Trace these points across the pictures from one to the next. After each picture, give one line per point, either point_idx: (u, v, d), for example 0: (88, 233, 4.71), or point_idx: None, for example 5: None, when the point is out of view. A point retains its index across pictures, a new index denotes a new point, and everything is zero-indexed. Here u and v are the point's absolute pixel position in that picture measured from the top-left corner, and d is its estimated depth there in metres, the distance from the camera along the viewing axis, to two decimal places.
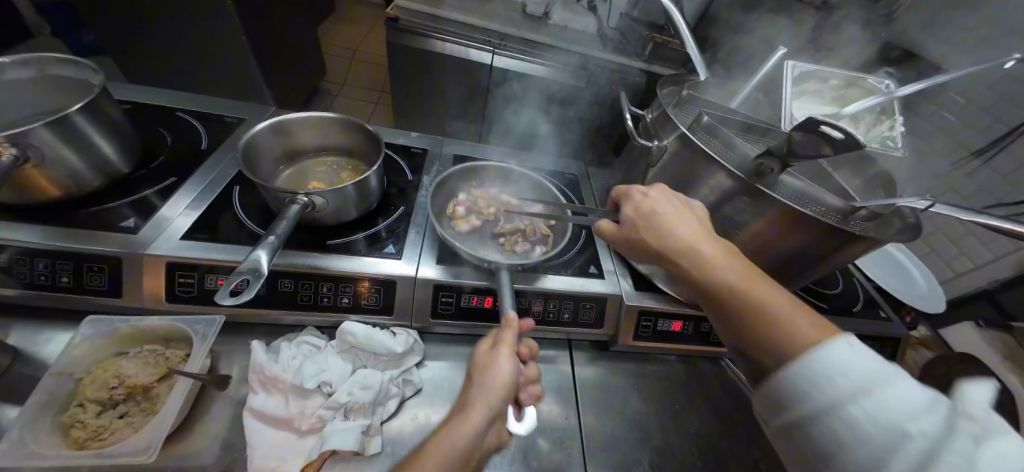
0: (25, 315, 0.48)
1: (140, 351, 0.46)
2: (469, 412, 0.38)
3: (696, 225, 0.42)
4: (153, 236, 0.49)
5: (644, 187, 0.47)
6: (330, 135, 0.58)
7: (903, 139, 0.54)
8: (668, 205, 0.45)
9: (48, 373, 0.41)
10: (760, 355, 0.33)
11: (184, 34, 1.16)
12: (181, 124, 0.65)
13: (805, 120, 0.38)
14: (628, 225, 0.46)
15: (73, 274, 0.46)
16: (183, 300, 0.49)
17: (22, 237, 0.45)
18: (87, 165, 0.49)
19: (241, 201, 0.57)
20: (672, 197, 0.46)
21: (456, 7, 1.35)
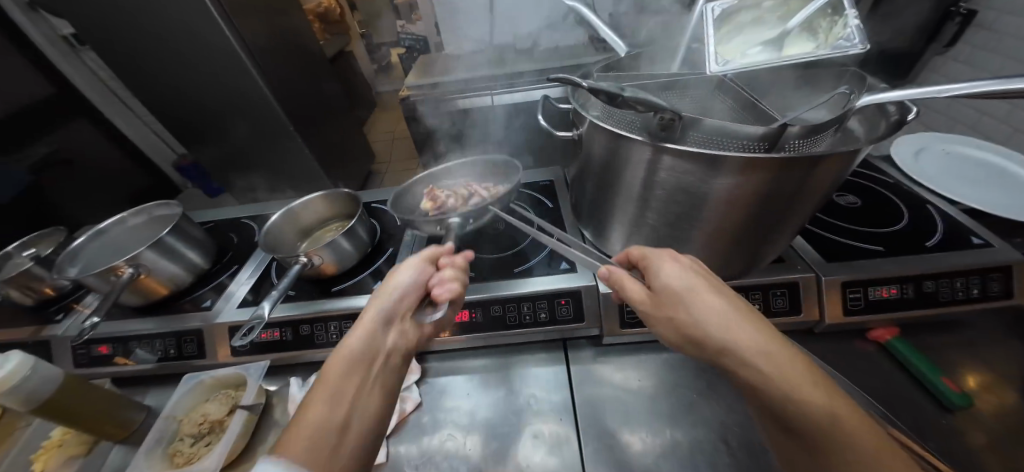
0: (156, 382, 0.68)
1: (218, 395, 0.61)
2: (362, 322, 0.46)
3: (743, 312, 0.40)
4: (220, 309, 0.66)
5: (678, 264, 0.45)
6: (327, 206, 0.73)
7: (860, 32, 0.46)
8: (712, 289, 0.42)
9: (163, 415, 0.58)
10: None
11: (264, 161, 1.50)
12: (243, 225, 0.86)
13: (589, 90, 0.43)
14: (669, 305, 0.43)
15: (177, 347, 0.65)
16: (242, 353, 0.64)
17: (146, 326, 0.65)
18: (181, 268, 0.70)
19: (277, 272, 0.73)
20: (709, 276, 0.44)
21: (456, 68, 1.52)
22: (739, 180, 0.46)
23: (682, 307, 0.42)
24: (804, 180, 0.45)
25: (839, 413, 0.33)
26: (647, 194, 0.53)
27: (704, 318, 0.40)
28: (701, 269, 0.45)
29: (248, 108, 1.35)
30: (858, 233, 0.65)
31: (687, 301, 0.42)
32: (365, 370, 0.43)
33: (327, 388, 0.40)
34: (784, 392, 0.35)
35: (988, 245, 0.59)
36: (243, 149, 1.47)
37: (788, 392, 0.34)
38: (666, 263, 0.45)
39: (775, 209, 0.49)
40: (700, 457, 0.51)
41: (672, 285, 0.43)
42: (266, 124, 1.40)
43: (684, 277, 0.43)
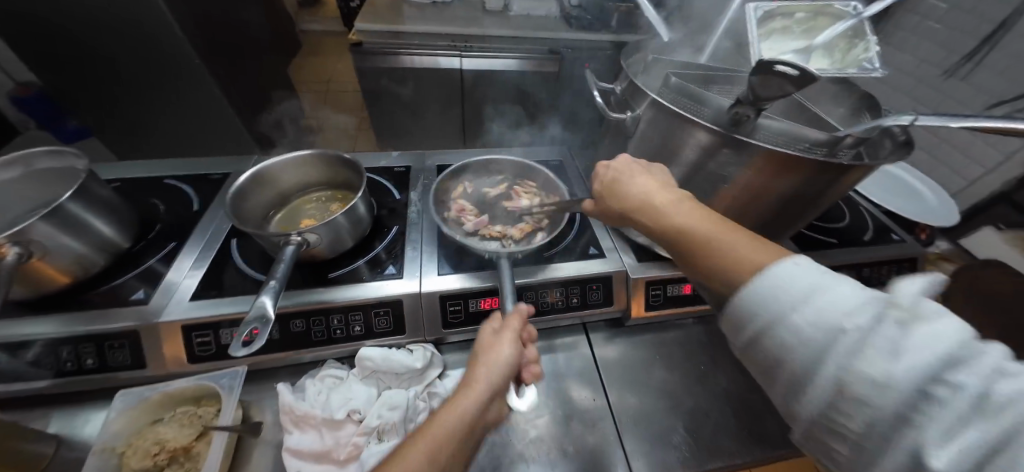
0: (65, 400, 0.51)
1: (175, 414, 0.47)
2: (473, 386, 0.41)
3: (650, 179, 0.46)
4: (164, 303, 0.50)
5: (607, 162, 0.50)
6: (311, 171, 0.60)
7: (881, 59, 0.52)
8: (631, 170, 0.48)
9: (93, 450, 0.43)
10: (714, 282, 0.36)
11: (165, 105, 1.19)
12: (169, 189, 0.66)
13: (760, 63, 0.38)
14: (601, 197, 0.50)
15: (98, 355, 0.48)
16: (204, 359, 0.50)
17: (42, 328, 0.47)
18: (87, 244, 0.50)
19: (241, 252, 0.57)
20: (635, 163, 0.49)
21: (417, 18, 1.39)
22: (776, 177, 0.47)
23: (615, 189, 0.47)
24: (831, 186, 0.48)
25: (726, 239, 0.36)
26: (692, 180, 0.53)
27: (624, 184, 0.47)
28: (640, 161, 0.49)
29: (145, 37, 1.05)
30: (821, 227, 0.76)
31: (616, 185, 0.48)
32: (466, 436, 0.39)
33: (433, 443, 0.36)
34: (676, 228, 0.40)
35: (904, 240, 0.73)
36: (134, 93, 1.15)
37: (680, 227, 0.39)
38: (612, 159, 0.50)
39: (793, 209, 0.52)
40: (723, 427, 0.55)
41: (609, 173, 0.49)
42: (172, 64, 1.11)
43: (607, 169, 0.50)
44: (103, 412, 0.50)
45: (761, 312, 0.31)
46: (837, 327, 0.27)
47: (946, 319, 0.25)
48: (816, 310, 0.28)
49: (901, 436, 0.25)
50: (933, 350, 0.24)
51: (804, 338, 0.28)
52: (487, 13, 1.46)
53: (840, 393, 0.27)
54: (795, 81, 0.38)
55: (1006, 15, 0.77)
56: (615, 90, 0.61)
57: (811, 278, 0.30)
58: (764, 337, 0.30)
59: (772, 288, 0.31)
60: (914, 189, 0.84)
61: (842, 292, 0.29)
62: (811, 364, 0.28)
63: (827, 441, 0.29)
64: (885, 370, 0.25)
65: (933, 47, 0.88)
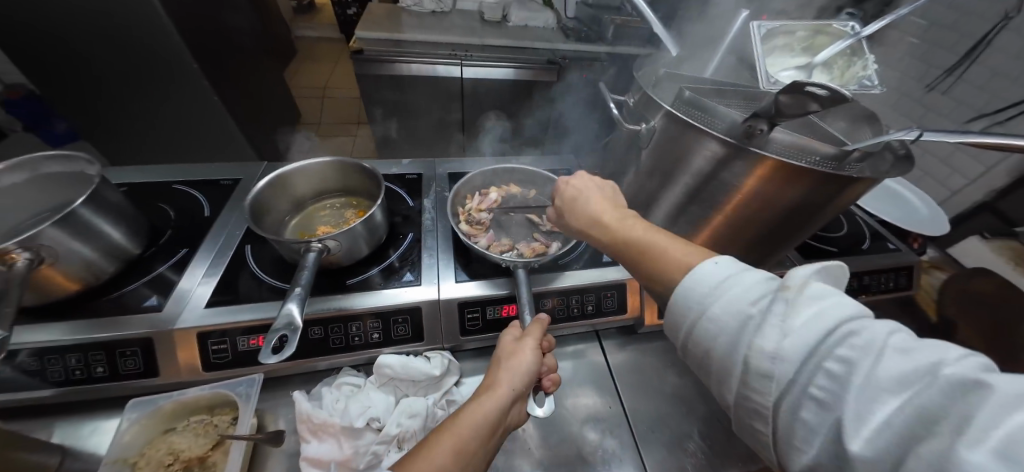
0: (68, 410, 0.49)
1: (188, 424, 0.46)
2: (497, 389, 0.41)
3: (595, 189, 0.47)
4: (178, 310, 0.49)
5: (565, 177, 0.50)
6: (327, 178, 0.60)
7: (879, 75, 0.54)
8: (583, 182, 0.49)
9: (104, 462, 0.41)
10: (658, 288, 0.37)
11: (160, 110, 1.18)
12: (178, 194, 0.65)
13: (791, 83, 0.39)
14: (557, 212, 0.50)
15: (108, 363, 0.47)
16: (219, 366, 0.49)
17: (51, 336, 0.46)
18: (98, 250, 0.49)
19: (256, 258, 0.56)
20: (584, 178, 0.51)
21: (417, 27, 1.40)
22: (785, 187, 0.48)
23: (573, 206, 0.46)
24: (836, 196, 0.48)
25: (662, 242, 0.37)
26: (702, 189, 0.54)
27: (573, 196, 0.48)
28: (599, 179, 0.48)
29: (143, 40, 1.04)
30: (822, 235, 0.78)
31: (573, 202, 0.47)
32: (489, 437, 0.39)
33: (457, 440, 0.37)
34: (620, 239, 0.41)
35: (899, 248, 0.76)
36: (130, 97, 1.14)
37: (623, 238, 0.40)
38: (571, 175, 0.49)
39: (797, 218, 0.52)
40: (734, 432, 0.56)
41: (568, 190, 0.48)
42: (170, 68, 1.10)
43: (567, 185, 0.49)
44: (109, 424, 0.49)
45: (690, 307, 0.33)
46: (745, 313, 0.30)
47: (832, 299, 0.28)
48: (728, 302, 0.31)
49: (808, 412, 0.26)
50: (816, 327, 0.27)
51: (721, 327, 0.31)
52: (486, 23, 1.48)
53: (749, 370, 0.29)
54: (821, 102, 0.39)
55: (985, 32, 0.80)
56: (627, 102, 0.63)
57: (723, 275, 0.32)
58: (693, 329, 0.32)
59: (696, 285, 0.33)
60: (907, 201, 0.87)
61: (749, 282, 0.31)
62: (728, 349, 0.30)
63: (754, 427, 0.30)
64: (776, 346, 0.27)
65: (916, 63, 0.92)
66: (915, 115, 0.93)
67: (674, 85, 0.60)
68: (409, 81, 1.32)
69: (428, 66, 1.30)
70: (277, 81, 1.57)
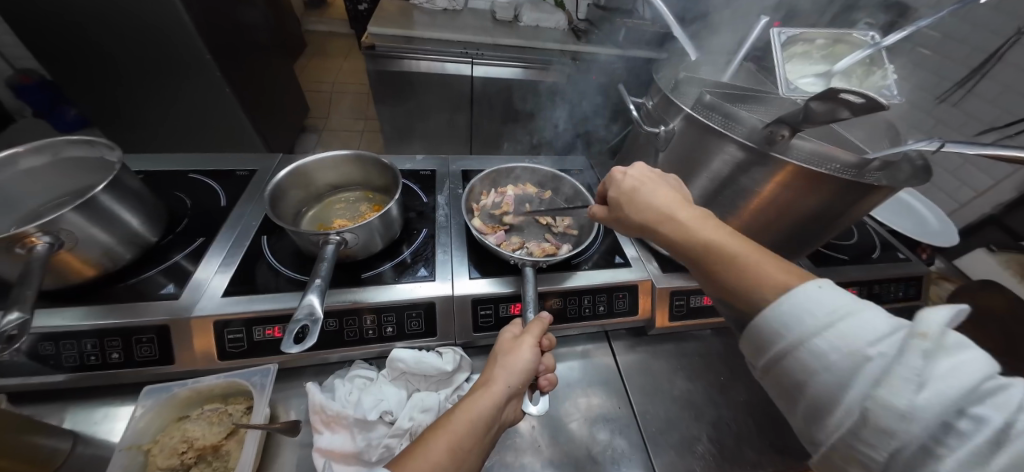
0: (80, 396, 0.49)
1: (202, 412, 0.46)
2: (491, 387, 0.41)
3: (669, 191, 0.45)
4: (195, 299, 0.49)
5: (623, 167, 0.49)
6: (343, 172, 0.60)
7: (898, 86, 0.54)
8: (651, 184, 0.47)
9: (119, 448, 0.41)
10: (738, 299, 0.36)
11: (169, 98, 1.18)
12: (193, 183, 0.65)
13: (824, 90, 0.39)
14: (619, 209, 0.48)
15: (124, 349, 0.47)
16: (234, 355, 0.49)
17: (68, 320, 0.46)
18: (116, 237, 0.49)
19: (272, 249, 0.57)
20: (651, 173, 0.49)
21: (427, 24, 1.40)
22: (802, 193, 0.48)
23: (633, 200, 0.46)
24: (853, 205, 0.49)
25: (749, 256, 0.36)
26: (719, 193, 0.54)
27: (643, 196, 0.46)
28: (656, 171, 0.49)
29: (151, 27, 1.03)
30: (831, 243, 0.78)
31: (633, 194, 0.46)
32: (483, 436, 0.38)
33: (452, 437, 0.37)
34: (701, 243, 0.39)
35: (909, 258, 0.76)
36: (144, 86, 1.15)
37: (702, 242, 0.39)
38: (630, 166, 0.49)
39: (814, 226, 0.52)
40: (740, 437, 0.56)
41: (628, 181, 0.47)
42: (177, 57, 1.10)
43: (624, 176, 0.49)
44: (122, 410, 0.49)
45: (788, 330, 0.32)
46: (862, 355, 0.29)
47: (972, 352, 0.27)
48: (843, 337, 0.29)
49: (927, 465, 0.26)
50: (958, 381, 0.26)
51: (827, 364, 0.29)
52: (497, 23, 1.48)
53: (864, 421, 0.28)
54: (853, 109, 0.39)
55: (997, 46, 0.81)
56: (645, 104, 0.62)
57: (834, 306, 0.31)
58: (787, 356, 0.31)
59: (799, 308, 0.32)
60: (918, 213, 0.87)
61: (869, 320, 0.30)
62: (836, 389, 0.29)
63: (848, 470, 0.30)
64: (909, 399, 0.26)
65: (926, 74, 0.92)
66: (926, 126, 0.93)
67: (693, 88, 0.60)
68: (419, 77, 1.32)
69: (438, 64, 1.31)
70: (286, 73, 1.57)
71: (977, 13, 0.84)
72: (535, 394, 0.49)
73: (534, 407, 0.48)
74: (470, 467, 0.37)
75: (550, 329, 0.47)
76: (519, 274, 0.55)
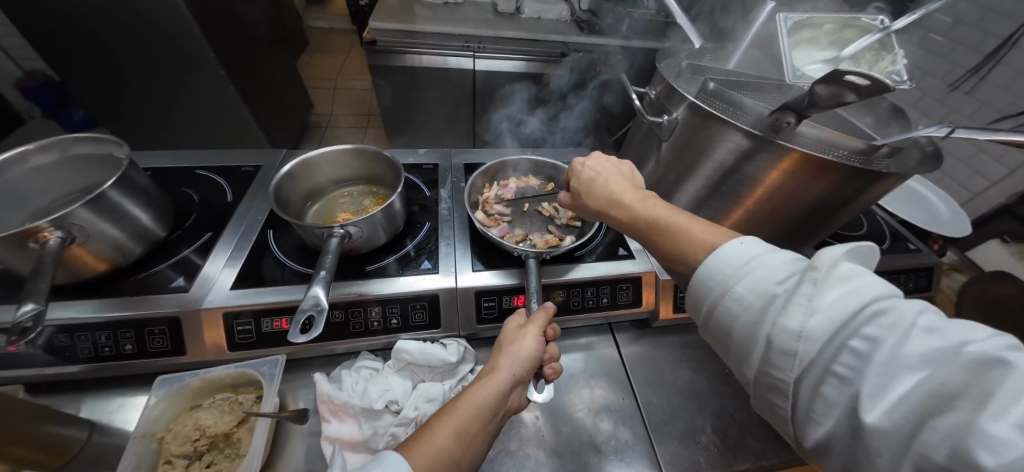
0: (95, 386, 0.50)
1: (214, 401, 0.47)
2: (496, 374, 0.42)
3: (616, 174, 0.46)
4: (205, 292, 0.50)
5: (581, 158, 0.49)
6: (345, 166, 0.60)
7: (908, 71, 0.53)
8: (603, 167, 0.47)
9: (134, 436, 0.43)
10: (678, 267, 0.37)
11: (175, 97, 1.19)
12: (200, 179, 0.66)
13: (830, 73, 0.38)
14: (574, 195, 0.49)
15: (136, 341, 0.48)
16: (244, 347, 0.50)
17: (82, 313, 0.47)
18: (126, 232, 0.50)
19: (278, 243, 0.57)
20: (606, 159, 0.49)
21: (429, 18, 1.40)
22: (808, 182, 0.48)
23: (586, 187, 0.47)
24: (860, 193, 0.48)
25: (683, 221, 0.38)
26: (723, 183, 0.54)
27: (594, 180, 0.47)
28: (618, 162, 0.48)
29: (154, 27, 1.04)
30: (839, 234, 0.77)
31: (591, 184, 0.46)
32: (488, 422, 0.39)
33: (458, 424, 0.37)
34: (640, 217, 0.40)
35: (919, 249, 0.75)
36: (149, 85, 1.15)
37: (643, 217, 0.40)
38: (587, 156, 0.48)
39: (821, 214, 0.52)
40: (744, 427, 0.57)
41: (582, 171, 0.48)
42: (181, 56, 1.11)
43: (583, 167, 0.48)
44: (136, 400, 0.50)
45: (714, 283, 0.33)
46: (770, 294, 0.30)
47: (863, 281, 0.28)
48: (755, 284, 0.31)
49: (831, 387, 0.27)
50: (844, 305, 0.27)
51: (744, 307, 0.31)
52: (499, 15, 1.47)
53: (770, 349, 0.29)
54: (861, 91, 0.38)
55: (1011, 31, 0.78)
56: (648, 94, 0.62)
57: (751, 256, 0.32)
58: (715, 307, 0.33)
59: (719, 262, 0.33)
60: (928, 202, 0.85)
61: (775, 263, 0.31)
62: (751, 327, 0.31)
63: (772, 401, 0.30)
64: (801, 324, 0.27)
65: (939, 60, 0.90)
66: (938, 114, 0.91)
67: (697, 77, 0.60)
68: (421, 71, 1.32)
69: (440, 58, 1.31)
70: (289, 68, 1.58)
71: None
72: (539, 382, 0.49)
73: (538, 396, 0.49)
74: (475, 452, 0.38)
75: (553, 318, 0.47)
76: (522, 266, 0.55)
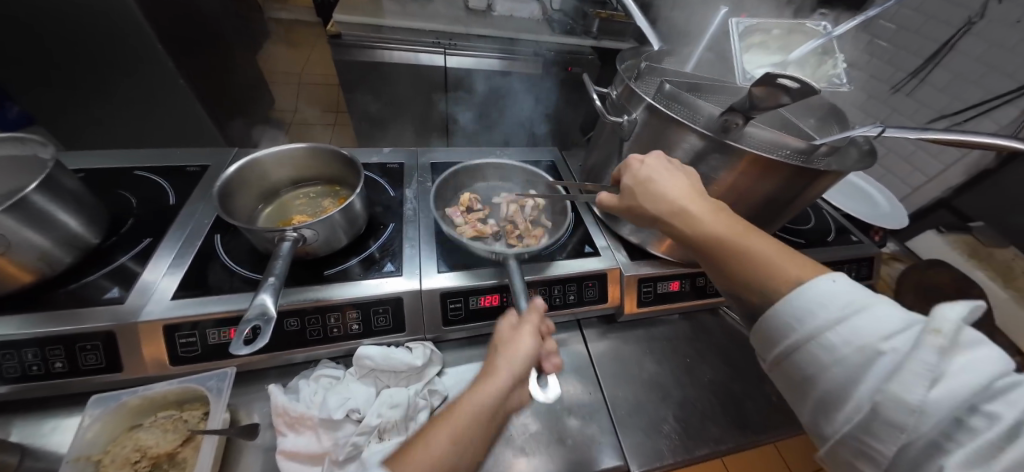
0: (24, 409, 0.46)
1: (155, 420, 0.45)
2: (495, 376, 0.41)
3: (683, 183, 0.44)
4: (143, 302, 0.47)
5: (641, 156, 0.49)
6: (301, 166, 0.58)
7: (847, 74, 0.57)
8: (667, 174, 0.46)
9: (65, 460, 0.39)
10: (750, 294, 0.37)
11: (119, 94, 1.10)
12: (140, 182, 0.62)
13: (762, 76, 0.40)
14: (629, 197, 0.48)
15: (68, 358, 0.44)
16: (188, 361, 0.47)
17: (4, 330, 0.42)
18: (54, 240, 0.46)
19: (227, 248, 0.54)
20: (669, 164, 0.48)
21: (398, 14, 1.36)
22: (760, 180, 0.50)
23: (646, 189, 0.46)
24: (801, 191, 0.51)
25: (764, 250, 0.37)
26: None
27: (659, 190, 0.45)
28: (675, 164, 0.48)
29: (95, 19, 0.97)
30: (790, 228, 0.81)
31: (650, 184, 0.46)
32: (487, 424, 0.38)
33: (457, 427, 0.37)
34: (711, 236, 0.39)
35: (861, 241, 0.80)
36: (94, 81, 1.07)
37: (712, 234, 0.39)
38: (648, 155, 0.48)
39: (771, 211, 0.55)
40: (706, 416, 0.58)
41: (644, 172, 0.47)
42: (127, 51, 1.03)
43: (643, 164, 0.48)
44: (72, 421, 0.46)
45: (801, 324, 0.32)
46: (874, 350, 0.29)
47: (984, 350, 0.27)
48: (855, 332, 0.30)
49: (935, 459, 0.27)
50: (969, 378, 0.26)
51: (838, 358, 0.30)
52: (469, 12, 1.45)
53: (873, 416, 0.28)
54: (792, 95, 0.40)
55: (948, 37, 0.84)
56: (609, 94, 0.62)
57: (851, 300, 0.31)
58: (798, 350, 0.32)
59: (814, 302, 0.32)
60: (870, 197, 0.92)
61: (879, 315, 0.30)
62: (846, 382, 0.30)
63: (853, 462, 0.30)
64: (918, 394, 0.26)
65: (883, 63, 0.96)
66: (883, 114, 0.98)
67: (656, 78, 0.61)
68: (385, 68, 1.29)
69: (411, 54, 1.28)
70: (248, 63, 1.50)
71: (930, 5, 0.88)
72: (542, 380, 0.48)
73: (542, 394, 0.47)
74: (474, 457, 0.37)
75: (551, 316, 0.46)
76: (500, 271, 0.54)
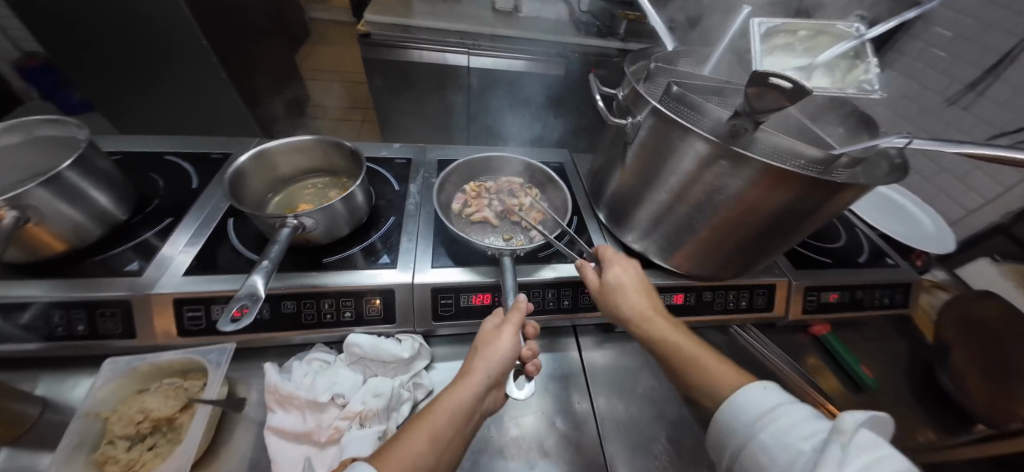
0: (49, 367, 0.50)
1: (161, 385, 0.47)
2: (471, 377, 0.41)
3: (642, 290, 0.52)
4: (158, 276, 0.50)
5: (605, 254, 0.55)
6: (309, 157, 0.60)
7: (879, 80, 0.54)
8: (627, 277, 0.53)
9: (78, 414, 0.43)
10: (700, 396, 0.42)
11: (168, 84, 1.20)
12: (168, 165, 0.66)
13: (754, 75, 0.39)
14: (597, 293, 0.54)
15: (89, 322, 0.48)
16: (193, 333, 0.50)
17: (37, 292, 0.47)
18: (85, 214, 0.50)
19: (236, 231, 0.58)
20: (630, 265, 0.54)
21: (427, 14, 1.40)
22: (770, 191, 0.47)
23: (609, 290, 0.52)
24: (819, 205, 0.48)
25: (705, 356, 0.44)
26: (689, 190, 0.53)
27: (623, 294, 0.51)
28: (634, 265, 0.54)
29: (149, 16, 1.05)
30: (818, 246, 0.75)
31: (613, 287, 0.52)
32: (464, 423, 0.39)
33: (433, 430, 0.37)
34: (664, 344, 0.46)
35: (897, 264, 0.73)
36: (142, 71, 1.16)
37: (665, 341, 0.46)
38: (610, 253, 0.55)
39: (785, 224, 0.51)
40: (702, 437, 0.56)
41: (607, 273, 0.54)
42: (175, 45, 1.12)
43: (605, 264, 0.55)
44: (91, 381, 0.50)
45: (738, 430, 0.37)
46: (794, 451, 0.33)
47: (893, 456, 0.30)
48: (779, 437, 0.34)
49: None
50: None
51: (769, 460, 0.34)
52: (497, 13, 1.47)
53: None
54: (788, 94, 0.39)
55: (1012, 46, 0.76)
56: (616, 97, 0.61)
57: (775, 407, 0.36)
58: (739, 456, 0.37)
59: (742, 411, 0.38)
60: (910, 216, 0.84)
61: (798, 421, 0.34)
62: None
63: None
64: None
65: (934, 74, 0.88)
66: (931, 128, 0.90)
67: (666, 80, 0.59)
68: (410, 67, 1.32)
69: (439, 54, 1.31)
70: (285, 60, 1.58)
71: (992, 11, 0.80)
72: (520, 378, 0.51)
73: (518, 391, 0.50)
74: (451, 456, 0.38)
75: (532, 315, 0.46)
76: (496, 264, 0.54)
